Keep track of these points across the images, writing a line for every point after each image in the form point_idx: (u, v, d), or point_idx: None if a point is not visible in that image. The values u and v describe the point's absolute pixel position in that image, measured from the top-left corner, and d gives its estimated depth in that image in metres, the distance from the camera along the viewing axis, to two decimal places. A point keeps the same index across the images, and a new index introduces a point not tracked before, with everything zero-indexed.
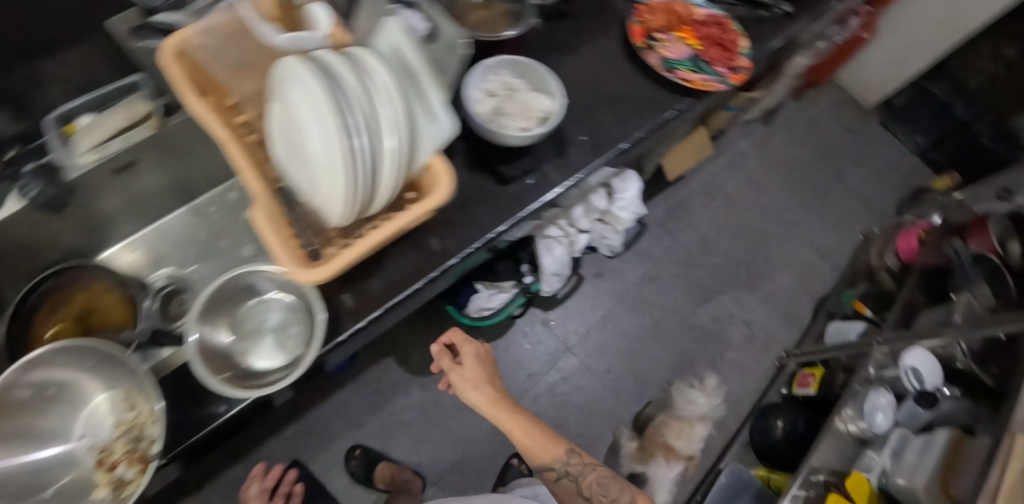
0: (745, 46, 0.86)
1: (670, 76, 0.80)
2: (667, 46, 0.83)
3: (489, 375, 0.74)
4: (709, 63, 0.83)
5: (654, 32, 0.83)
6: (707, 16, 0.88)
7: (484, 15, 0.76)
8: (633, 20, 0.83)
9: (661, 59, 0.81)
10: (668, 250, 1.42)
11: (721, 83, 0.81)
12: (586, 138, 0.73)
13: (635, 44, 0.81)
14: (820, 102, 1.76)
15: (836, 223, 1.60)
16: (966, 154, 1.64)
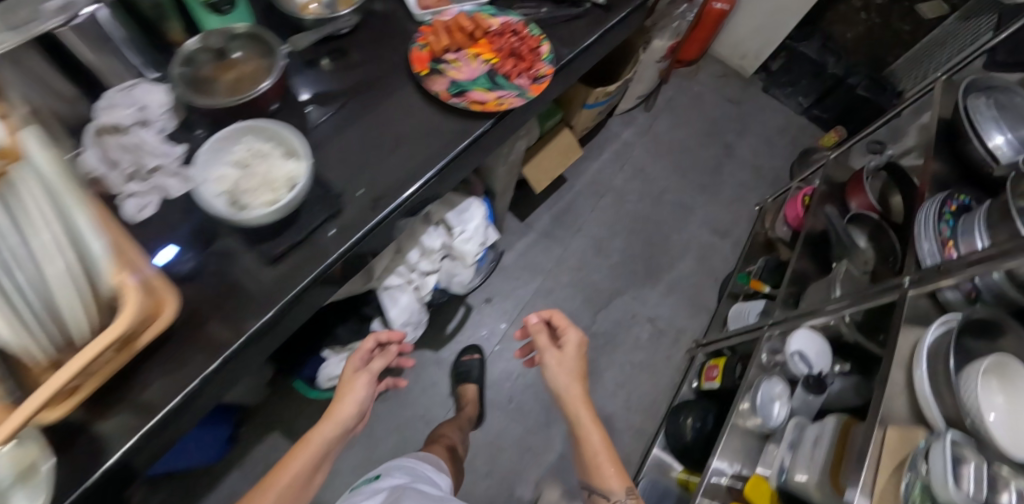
0: (546, 50, 0.80)
1: (459, 101, 0.73)
2: (458, 66, 0.76)
3: (574, 374, 0.83)
4: (506, 77, 0.77)
5: (442, 54, 0.77)
6: (502, 25, 0.81)
7: (236, 74, 0.70)
8: (416, 45, 0.76)
9: (449, 84, 0.74)
10: (559, 260, 1.38)
11: (519, 98, 0.75)
12: (364, 194, 0.68)
13: (418, 72, 0.74)
14: (700, 78, 1.74)
15: (732, 198, 1.56)
16: (847, 107, 1.63)
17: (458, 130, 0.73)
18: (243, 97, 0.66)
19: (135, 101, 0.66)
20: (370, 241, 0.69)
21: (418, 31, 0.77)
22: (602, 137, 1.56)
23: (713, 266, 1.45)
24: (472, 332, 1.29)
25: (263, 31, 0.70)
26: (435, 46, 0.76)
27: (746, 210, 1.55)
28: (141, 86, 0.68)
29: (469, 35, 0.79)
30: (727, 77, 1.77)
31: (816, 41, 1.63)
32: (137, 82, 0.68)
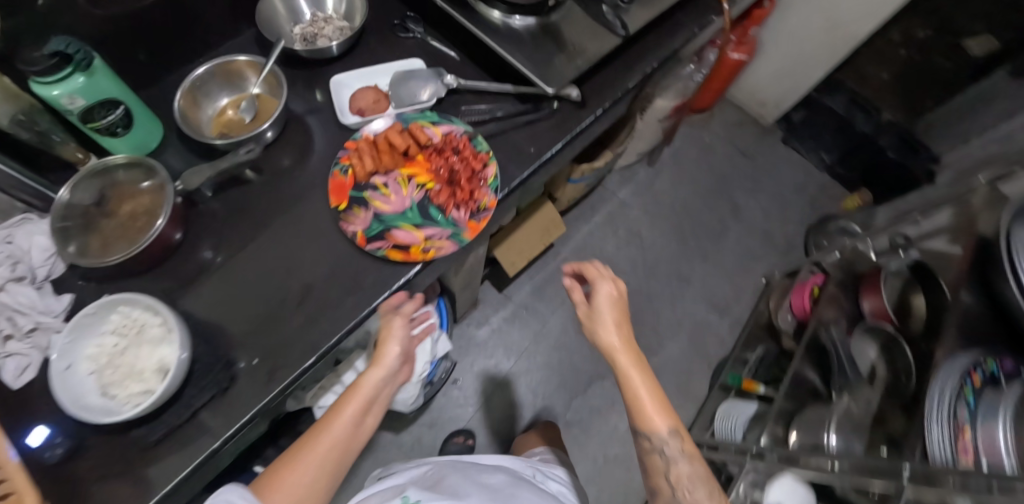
0: (492, 173, 0.69)
1: (378, 245, 0.64)
2: (384, 197, 0.67)
3: (616, 327, 0.64)
4: (440, 211, 0.67)
5: (367, 181, 0.67)
6: (444, 137, 0.70)
7: (133, 206, 0.64)
8: (338, 169, 0.67)
9: (370, 221, 0.65)
10: (536, 335, 1.28)
11: (450, 239, 0.65)
12: (257, 363, 0.61)
13: (336, 205, 0.66)
14: (711, 126, 1.60)
15: (736, 269, 1.42)
16: (876, 169, 1.47)
17: (374, 283, 0.64)
18: (134, 249, 0.62)
19: (17, 247, 0.62)
20: (265, 415, 0.62)
21: (345, 149, 0.68)
22: (596, 194, 1.44)
23: (706, 347, 1.33)
24: (436, 414, 1.21)
25: (142, 159, 0.64)
26: (360, 171, 0.67)
27: (750, 282, 1.41)
28: (29, 224, 0.63)
29: (403, 152, 0.69)
30: (743, 124, 1.61)
31: (846, 93, 1.45)
32: (27, 217, 0.64)
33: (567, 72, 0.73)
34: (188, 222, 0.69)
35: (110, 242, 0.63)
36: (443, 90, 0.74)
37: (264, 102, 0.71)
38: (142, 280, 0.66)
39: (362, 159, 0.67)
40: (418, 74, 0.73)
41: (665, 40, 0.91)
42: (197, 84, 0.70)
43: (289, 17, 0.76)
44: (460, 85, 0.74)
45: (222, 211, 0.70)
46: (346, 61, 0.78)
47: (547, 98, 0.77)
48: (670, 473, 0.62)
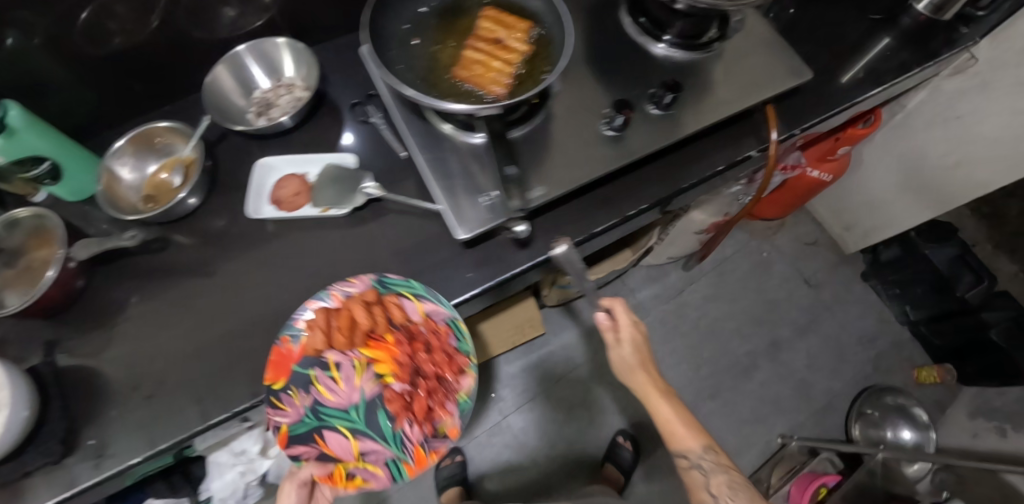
0: (466, 390, 0.62)
1: (300, 448, 0.58)
2: (330, 383, 0.60)
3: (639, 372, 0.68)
4: (389, 422, 0.59)
5: (317, 356, 0.60)
6: (423, 323, 0.63)
7: (41, 254, 0.66)
8: (287, 336, 0.60)
9: (303, 413, 0.58)
10: (495, 424, 1.20)
11: (386, 466, 0.58)
12: (94, 444, 0.61)
13: (271, 383, 0.59)
14: (775, 240, 1.37)
15: (751, 416, 1.21)
16: (973, 347, 1.18)
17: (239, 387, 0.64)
18: (22, 301, 0.61)
19: None
20: (93, 493, 0.61)
21: (301, 316, 0.61)
22: (610, 290, 1.30)
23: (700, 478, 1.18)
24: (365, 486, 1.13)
25: (44, 213, 0.66)
26: (315, 346, 0.60)
27: (763, 439, 1.19)
28: None
29: (368, 331, 0.61)
30: (819, 245, 1.39)
31: (956, 245, 1.17)
32: None
33: (497, 214, 0.63)
34: (95, 275, 0.70)
35: (9, 284, 0.65)
36: (362, 200, 0.67)
37: (190, 166, 0.70)
38: (41, 321, 0.67)
39: (313, 332, 0.60)
40: (343, 175, 0.68)
41: (675, 173, 0.75)
42: (125, 159, 0.70)
43: (240, 86, 0.74)
44: (382, 195, 0.67)
45: (134, 268, 0.71)
46: (297, 138, 0.74)
47: (499, 229, 0.66)
48: (710, 484, 0.67)
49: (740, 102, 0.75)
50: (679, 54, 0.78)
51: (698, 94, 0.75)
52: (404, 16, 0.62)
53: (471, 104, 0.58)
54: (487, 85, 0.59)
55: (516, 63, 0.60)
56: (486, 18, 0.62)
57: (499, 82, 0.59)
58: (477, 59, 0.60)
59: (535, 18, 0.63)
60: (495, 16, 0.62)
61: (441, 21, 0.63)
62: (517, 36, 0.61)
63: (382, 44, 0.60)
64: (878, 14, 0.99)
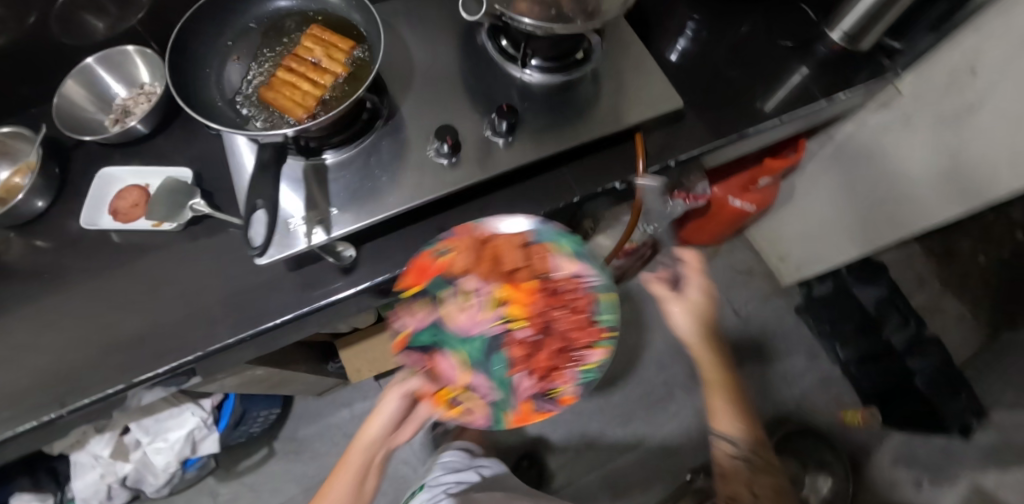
0: (591, 363, 0.66)
1: (415, 357, 0.68)
2: (463, 307, 0.68)
3: (695, 330, 0.74)
4: (509, 369, 0.67)
5: (453, 277, 0.66)
6: (569, 282, 0.67)
7: None
8: (433, 249, 0.65)
9: (426, 325, 0.67)
10: None
11: (488, 406, 0.66)
12: None
13: (405, 289, 0.66)
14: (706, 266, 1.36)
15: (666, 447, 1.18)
16: (894, 391, 1.16)
17: (46, 402, 0.60)
18: None
19: None
20: None
21: (455, 228, 0.66)
22: None
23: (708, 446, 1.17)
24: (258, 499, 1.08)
25: None
26: (451, 267, 0.66)
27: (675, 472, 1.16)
28: None
29: (511, 272, 0.67)
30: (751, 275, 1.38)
31: (885, 286, 1.17)
32: None
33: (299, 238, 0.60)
34: None
35: None
36: (190, 215, 0.67)
37: (21, 171, 0.72)
38: None
39: (459, 254, 0.66)
40: (175, 189, 0.68)
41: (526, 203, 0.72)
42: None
43: (95, 100, 0.75)
44: (210, 212, 0.66)
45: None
46: (157, 149, 0.74)
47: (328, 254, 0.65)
48: (752, 482, 0.73)
49: (600, 131, 0.71)
50: (546, 79, 0.73)
51: (567, 118, 0.72)
52: (228, 32, 0.62)
53: (271, 128, 0.57)
54: (292, 109, 0.58)
55: (327, 86, 0.59)
56: (310, 37, 0.61)
57: (307, 106, 0.58)
58: (287, 84, 0.59)
59: (362, 36, 0.62)
60: (319, 34, 0.61)
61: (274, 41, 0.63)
62: (333, 58, 0.60)
63: (190, 60, 0.59)
64: (791, 42, 0.93)
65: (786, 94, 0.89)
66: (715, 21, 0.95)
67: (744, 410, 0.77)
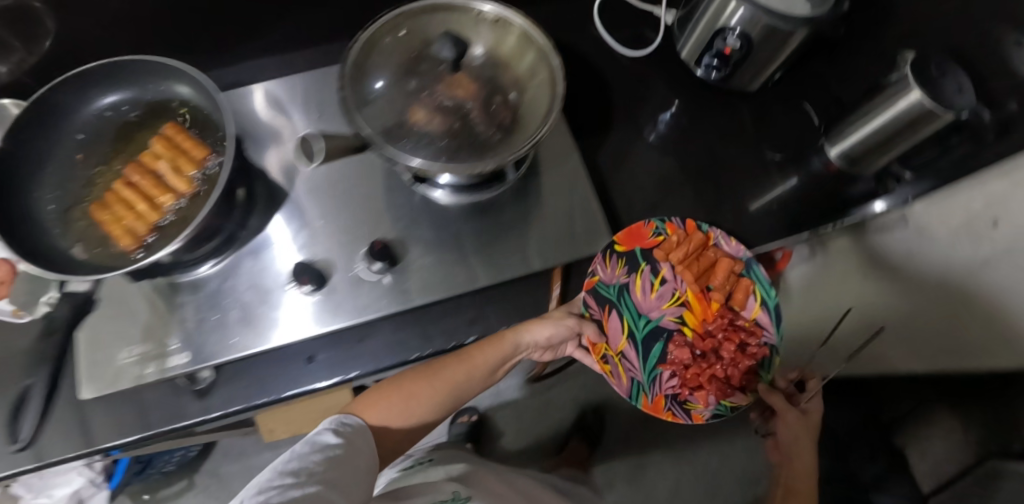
0: (732, 402, 0.72)
1: (594, 302, 0.72)
2: (653, 286, 0.76)
3: (801, 453, 0.69)
4: (660, 362, 0.75)
5: (657, 258, 0.74)
6: (755, 325, 0.75)
7: None
8: (655, 225, 0.73)
9: (615, 280, 0.73)
10: None
11: (631, 381, 0.73)
12: None
13: (617, 241, 0.72)
14: None
15: None
16: None
17: None
18: None
19: None
20: None
21: (685, 219, 0.73)
22: None
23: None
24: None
25: None
26: (664, 249, 0.73)
27: None
28: None
29: (710, 290, 0.75)
30: None
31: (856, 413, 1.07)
32: None
33: (123, 378, 0.57)
34: None
35: None
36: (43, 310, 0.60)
37: None
38: None
39: (677, 247, 0.72)
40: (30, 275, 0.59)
41: (410, 337, 0.63)
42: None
43: None
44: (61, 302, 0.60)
45: None
46: None
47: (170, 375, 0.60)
48: None
49: (499, 275, 0.63)
50: (456, 204, 0.65)
51: (486, 246, 0.64)
52: (77, 124, 0.56)
53: (100, 258, 0.53)
54: (121, 235, 0.53)
55: (167, 207, 0.54)
56: (159, 141, 0.56)
57: (139, 232, 0.53)
58: (122, 199, 0.54)
59: (216, 146, 0.56)
60: (169, 138, 0.56)
61: (131, 142, 0.57)
62: (180, 170, 0.55)
63: (25, 161, 0.54)
64: (782, 153, 0.80)
65: (765, 218, 0.76)
66: (696, 117, 0.81)
67: None
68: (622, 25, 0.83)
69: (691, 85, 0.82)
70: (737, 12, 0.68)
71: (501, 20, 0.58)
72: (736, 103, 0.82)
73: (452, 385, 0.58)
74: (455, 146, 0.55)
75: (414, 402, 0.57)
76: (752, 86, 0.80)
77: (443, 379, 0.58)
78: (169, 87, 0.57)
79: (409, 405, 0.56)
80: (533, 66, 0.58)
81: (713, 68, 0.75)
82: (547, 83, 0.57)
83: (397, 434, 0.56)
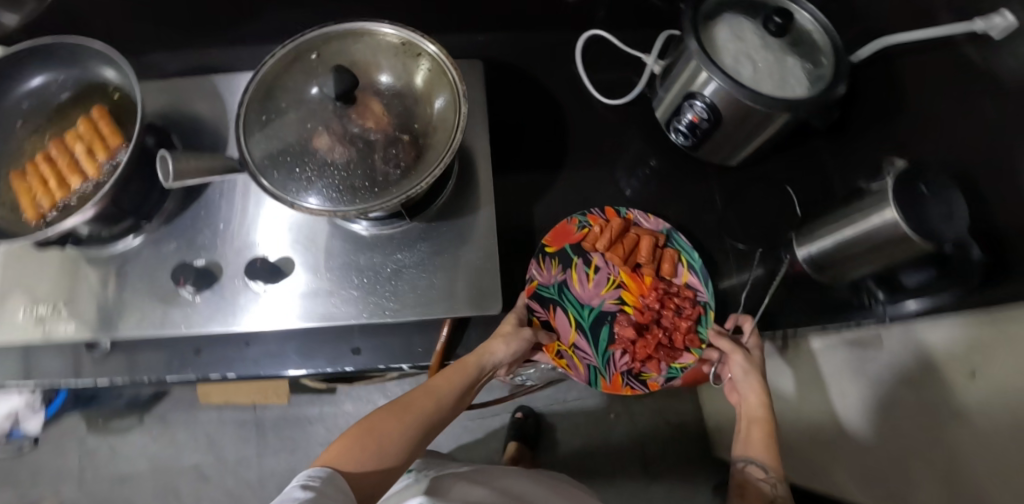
0: (683, 363, 0.65)
1: (537, 306, 0.66)
2: (585, 274, 0.69)
3: (757, 389, 0.58)
4: (609, 341, 0.66)
5: (586, 246, 0.69)
6: (684, 286, 0.68)
7: None
8: (577, 219, 0.69)
9: (554, 281, 0.67)
10: (246, 458, 1.15)
11: (587, 368, 0.65)
12: None
13: (546, 244, 0.68)
14: (630, 403, 1.17)
15: None
16: None
17: None
18: None
19: None
20: None
21: (605, 208, 0.70)
22: None
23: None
24: (111, 461, 1.13)
25: None
26: (590, 240, 0.68)
27: None
28: None
29: (638, 263, 0.68)
30: (685, 436, 1.16)
31: None
32: None
33: (19, 334, 0.60)
34: None
35: None
36: None
37: None
38: None
39: (600, 233, 0.68)
40: None
41: (291, 353, 0.63)
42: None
43: None
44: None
45: None
46: None
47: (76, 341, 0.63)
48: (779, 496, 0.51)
49: (382, 316, 0.59)
50: (376, 238, 0.61)
51: (384, 287, 0.60)
52: (22, 93, 0.59)
53: (6, 222, 0.55)
54: (27, 205, 0.55)
55: (74, 187, 0.56)
56: (85, 123, 0.58)
57: (45, 205, 0.55)
58: (40, 174, 0.56)
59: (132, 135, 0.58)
60: (94, 121, 0.58)
61: (65, 120, 0.60)
62: (95, 156, 0.56)
63: None
64: (745, 243, 0.72)
65: None
66: (663, 183, 0.74)
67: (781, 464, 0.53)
68: (605, 69, 0.77)
69: (667, 150, 0.76)
70: (707, 83, 0.62)
71: (420, 52, 0.55)
72: (710, 176, 0.75)
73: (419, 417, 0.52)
74: (343, 183, 0.52)
75: (389, 438, 0.50)
76: (731, 161, 0.73)
77: (415, 410, 0.52)
78: (104, 72, 0.60)
79: (383, 442, 0.49)
80: (444, 105, 0.54)
81: (682, 136, 0.70)
82: (452, 124, 0.53)
83: (374, 480, 0.47)
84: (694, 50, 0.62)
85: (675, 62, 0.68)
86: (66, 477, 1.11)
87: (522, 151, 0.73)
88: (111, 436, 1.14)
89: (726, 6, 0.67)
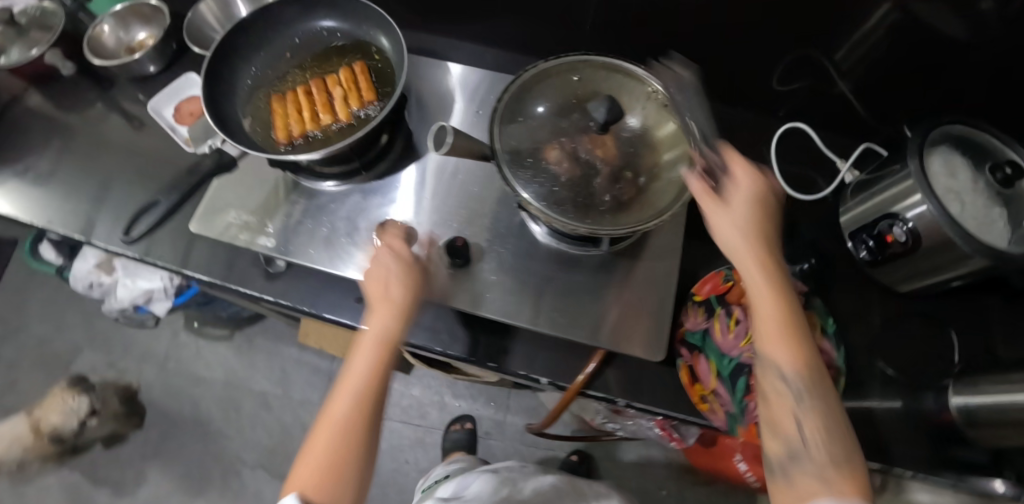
0: None
1: (682, 351, 0.65)
2: (728, 323, 0.60)
3: (744, 233, 0.48)
4: (744, 394, 0.57)
5: (730, 294, 0.61)
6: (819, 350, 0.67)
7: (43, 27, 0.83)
8: (723, 272, 0.65)
9: (700, 329, 0.63)
10: (309, 404, 1.19)
11: (726, 417, 0.59)
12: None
13: (696, 294, 0.66)
14: (685, 488, 1.13)
15: None
16: None
17: (48, 215, 0.75)
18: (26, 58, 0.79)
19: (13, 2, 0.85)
20: None
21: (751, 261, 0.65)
22: (498, 389, 1.20)
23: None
24: (194, 361, 1.20)
25: (53, 11, 0.83)
26: (734, 292, 0.61)
27: None
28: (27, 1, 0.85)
29: None
30: None
31: None
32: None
33: (225, 233, 0.67)
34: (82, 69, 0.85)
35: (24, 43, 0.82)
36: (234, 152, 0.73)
37: (140, 44, 0.84)
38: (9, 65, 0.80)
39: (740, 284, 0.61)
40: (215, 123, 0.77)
41: (443, 331, 0.67)
42: (113, 17, 0.83)
43: (222, 24, 0.83)
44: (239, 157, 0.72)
45: (106, 93, 0.85)
46: None
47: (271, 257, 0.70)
48: (803, 411, 0.43)
49: (549, 328, 0.63)
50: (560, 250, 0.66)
51: (558, 291, 0.65)
52: (300, 31, 0.67)
53: (259, 139, 0.62)
54: (277, 127, 0.62)
55: (319, 125, 0.61)
56: (346, 72, 0.64)
57: (292, 131, 0.61)
58: (294, 101, 0.63)
59: (384, 96, 0.63)
60: (354, 74, 0.64)
61: (324, 62, 0.66)
62: (345, 103, 0.62)
63: (257, 38, 0.66)
64: (894, 370, 0.70)
65: None
66: (823, 285, 0.74)
67: (806, 349, 0.45)
68: (793, 164, 0.81)
69: (835, 257, 0.76)
70: (916, 206, 0.63)
71: (667, 104, 0.59)
72: (874, 297, 0.74)
73: (352, 434, 0.49)
74: (567, 199, 0.56)
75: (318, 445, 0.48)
76: (901, 287, 0.72)
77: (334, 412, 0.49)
78: (376, 36, 0.66)
79: (328, 482, 0.47)
80: (673, 163, 0.57)
81: (865, 249, 0.71)
82: (680, 176, 0.56)
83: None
84: (915, 171, 0.63)
85: (879, 178, 0.69)
86: (151, 359, 1.19)
87: (697, 215, 0.76)
88: (202, 339, 1.21)
89: (954, 140, 0.67)
